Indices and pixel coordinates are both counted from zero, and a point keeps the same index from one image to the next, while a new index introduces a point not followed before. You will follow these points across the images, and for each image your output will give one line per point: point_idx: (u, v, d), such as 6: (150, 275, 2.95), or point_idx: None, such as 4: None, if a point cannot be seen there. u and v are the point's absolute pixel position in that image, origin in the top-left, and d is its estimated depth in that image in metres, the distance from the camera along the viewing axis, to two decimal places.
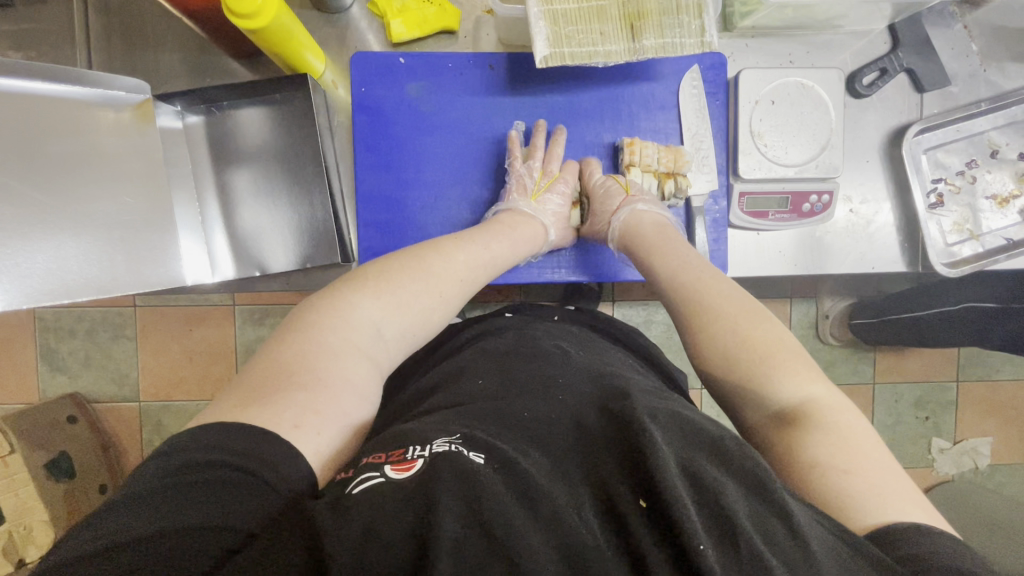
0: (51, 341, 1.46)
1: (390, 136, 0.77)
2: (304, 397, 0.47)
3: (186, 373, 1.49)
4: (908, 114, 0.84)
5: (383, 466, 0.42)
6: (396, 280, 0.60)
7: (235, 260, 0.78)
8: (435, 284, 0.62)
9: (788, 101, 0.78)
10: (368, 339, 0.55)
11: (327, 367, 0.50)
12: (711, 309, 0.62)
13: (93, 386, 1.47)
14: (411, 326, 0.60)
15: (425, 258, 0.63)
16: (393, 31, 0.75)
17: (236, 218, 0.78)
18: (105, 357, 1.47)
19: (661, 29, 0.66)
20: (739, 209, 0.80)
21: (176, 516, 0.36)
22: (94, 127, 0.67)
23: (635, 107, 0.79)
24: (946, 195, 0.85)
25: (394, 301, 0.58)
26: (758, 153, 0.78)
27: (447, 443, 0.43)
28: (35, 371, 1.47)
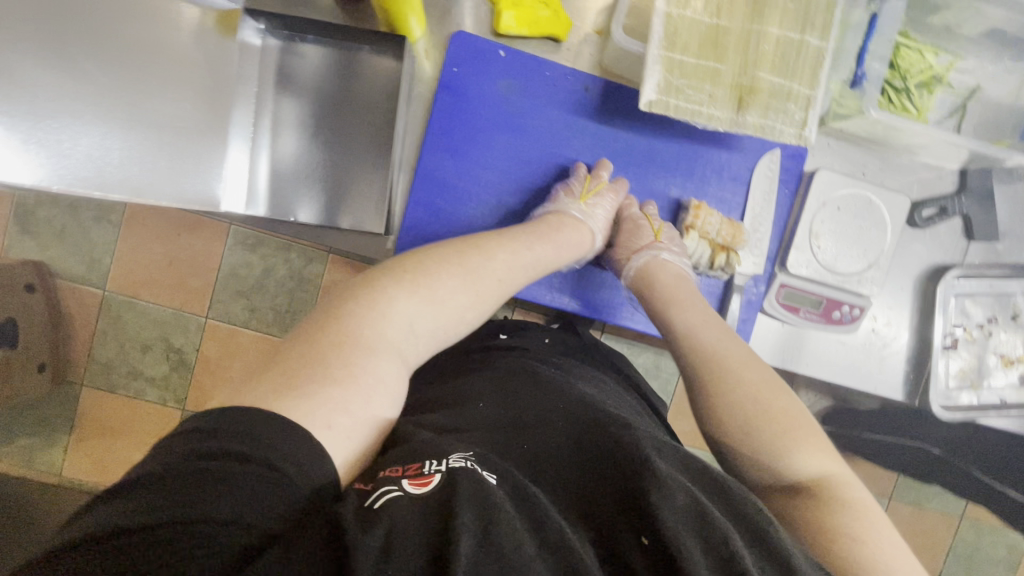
0: (30, 203, 1.38)
1: (466, 124, 0.75)
2: (333, 395, 0.45)
3: (161, 276, 1.43)
4: (951, 255, 0.87)
5: (400, 480, 0.42)
6: (431, 279, 0.58)
7: (270, 197, 0.73)
8: (472, 282, 0.61)
9: (852, 211, 0.79)
10: (400, 333, 0.53)
11: (360, 360, 0.48)
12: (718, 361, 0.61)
13: (61, 261, 1.40)
14: (441, 324, 0.58)
15: (467, 254, 0.63)
16: (502, 22, 0.73)
17: (283, 151, 0.73)
18: (82, 235, 1.40)
19: (766, 109, 0.66)
20: (776, 299, 0.81)
21: (191, 504, 0.33)
22: (172, 22, 0.63)
23: (708, 172, 0.79)
24: (961, 341, 0.88)
25: (429, 294, 0.57)
26: (810, 253, 0.79)
27: (463, 460, 0.44)
28: (4, 228, 1.38)
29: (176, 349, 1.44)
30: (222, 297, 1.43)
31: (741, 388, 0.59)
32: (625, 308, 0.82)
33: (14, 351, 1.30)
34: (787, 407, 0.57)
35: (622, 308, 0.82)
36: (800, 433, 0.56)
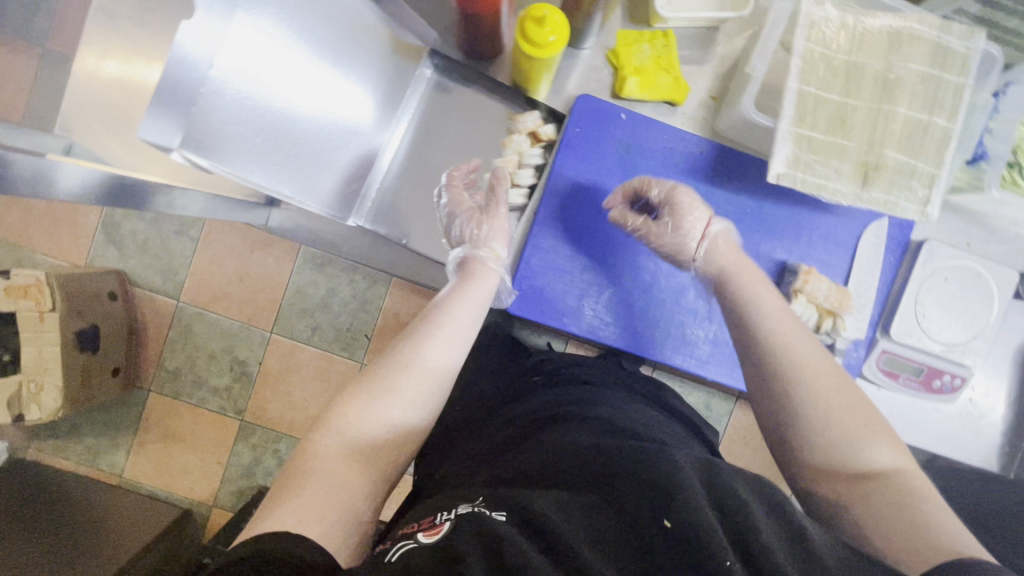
0: (118, 216, 1.45)
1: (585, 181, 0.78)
2: (302, 495, 0.47)
3: (232, 290, 1.46)
4: None
5: (417, 534, 0.46)
6: (389, 367, 0.59)
7: (388, 219, 0.82)
8: (416, 371, 0.59)
9: (958, 282, 0.80)
10: (378, 425, 0.54)
11: (312, 475, 0.49)
12: (796, 368, 0.58)
13: (142, 272, 1.46)
14: (414, 400, 0.58)
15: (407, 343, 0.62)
16: (625, 87, 0.77)
17: (406, 182, 0.82)
18: (162, 249, 1.46)
19: (890, 186, 0.68)
20: (876, 364, 0.82)
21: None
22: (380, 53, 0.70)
23: (815, 236, 0.81)
24: None
25: (390, 389, 0.58)
26: (916, 322, 0.79)
27: (471, 506, 0.47)
28: (91, 237, 1.45)
29: (241, 363, 1.46)
30: (289, 313, 1.45)
31: (806, 353, 0.58)
32: (723, 367, 0.80)
33: (95, 356, 1.29)
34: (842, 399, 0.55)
35: (721, 368, 0.80)
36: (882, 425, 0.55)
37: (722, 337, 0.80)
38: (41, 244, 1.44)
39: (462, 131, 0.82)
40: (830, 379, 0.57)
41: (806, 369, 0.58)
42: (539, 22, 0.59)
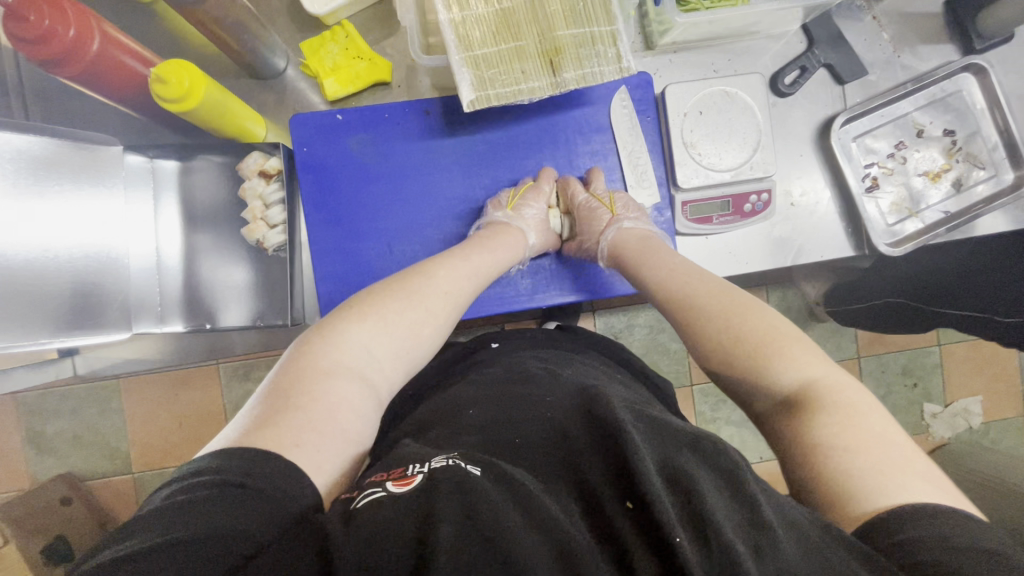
0: (37, 424, 1.40)
1: (337, 192, 0.79)
2: (303, 418, 0.48)
3: (178, 437, 1.42)
4: (832, 106, 0.88)
5: (384, 482, 0.42)
6: (381, 309, 0.60)
7: (186, 312, 0.78)
8: (419, 301, 0.63)
9: (714, 110, 0.81)
10: (362, 367, 0.56)
11: (310, 389, 0.51)
12: (738, 342, 0.60)
13: (86, 464, 1.40)
14: (399, 350, 0.61)
15: (408, 281, 0.65)
16: (328, 90, 0.78)
17: (196, 272, 0.79)
18: (93, 433, 1.40)
19: (579, 61, 0.68)
20: (684, 218, 0.84)
21: (183, 527, 0.37)
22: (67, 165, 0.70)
23: (570, 133, 0.83)
24: (880, 177, 0.89)
25: (382, 321, 0.60)
26: (694, 162, 0.81)
27: (446, 458, 0.43)
28: (24, 457, 1.40)
29: None
30: None
31: (750, 322, 0.61)
32: (550, 289, 0.85)
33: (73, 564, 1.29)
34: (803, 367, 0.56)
35: (550, 292, 0.85)
36: (801, 342, 0.59)
37: (535, 264, 0.85)
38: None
39: (230, 202, 0.80)
40: (741, 346, 0.60)
41: (726, 312, 0.63)
42: (165, 78, 0.60)
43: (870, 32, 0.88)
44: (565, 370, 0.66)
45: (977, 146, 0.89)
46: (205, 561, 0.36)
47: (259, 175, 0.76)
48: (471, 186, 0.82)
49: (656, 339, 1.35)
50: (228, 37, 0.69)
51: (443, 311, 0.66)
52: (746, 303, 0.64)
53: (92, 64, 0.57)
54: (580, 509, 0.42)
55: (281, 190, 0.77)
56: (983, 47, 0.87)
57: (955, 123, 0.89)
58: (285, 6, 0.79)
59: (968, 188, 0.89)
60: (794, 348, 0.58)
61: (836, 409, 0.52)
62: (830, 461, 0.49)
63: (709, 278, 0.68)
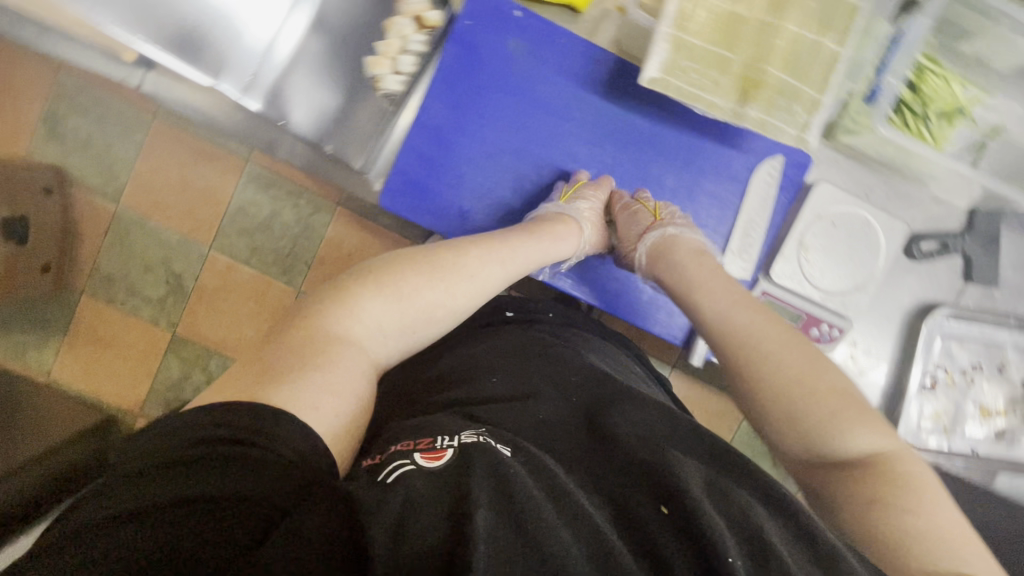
0: (61, 109, 1.37)
1: (471, 77, 0.75)
2: (320, 376, 0.44)
3: (174, 200, 1.41)
4: (944, 294, 0.84)
5: (412, 453, 0.41)
6: (416, 278, 0.56)
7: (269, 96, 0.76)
8: (456, 276, 0.59)
9: (846, 230, 0.77)
10: (381, 329, 0.53)
11: (336, 350, 0.47)
12: (786, 391, 0.52)
13: (83, 172, 1.39)
14: (410, 324, 0.55)
15: (459, 251, 0.61)
16: None
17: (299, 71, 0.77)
18: (106, 149, 1.39)
19: (770, 107, 0.65)
20: None
21: (211, 486, 0.34)
22: None
23: (707, 165, 0.78)
24: (940, 384, 0.86)
25: (431, 266, 0.58)
26: (796, 263, 0.78)
27: (474, 435, 0.43)
28: (32, 130, 1.39)
29: (176, 276, 1.43)
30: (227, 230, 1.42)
31: (783, 368, 0.53)
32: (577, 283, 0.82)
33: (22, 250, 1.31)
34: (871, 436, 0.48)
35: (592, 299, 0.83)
36: (861, 411, 0.49)
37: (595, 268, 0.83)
38: None
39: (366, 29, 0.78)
40: (803, 401, 0.51)
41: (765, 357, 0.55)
42: None
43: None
44: (600, 363, 0.64)
45: None
46: (214, 546, 0.31)
47: (414, 20, 0.74)
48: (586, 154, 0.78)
49: None
50: None
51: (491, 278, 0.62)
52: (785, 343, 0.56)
53: None
54: (613, 513, 0.40)
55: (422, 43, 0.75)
56: None
57: None
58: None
59: (1007, 443, 0.86)
60: (855, 419, 0.49)
61: (894, 484, 0.44)
62: (876, 518, 0.42)
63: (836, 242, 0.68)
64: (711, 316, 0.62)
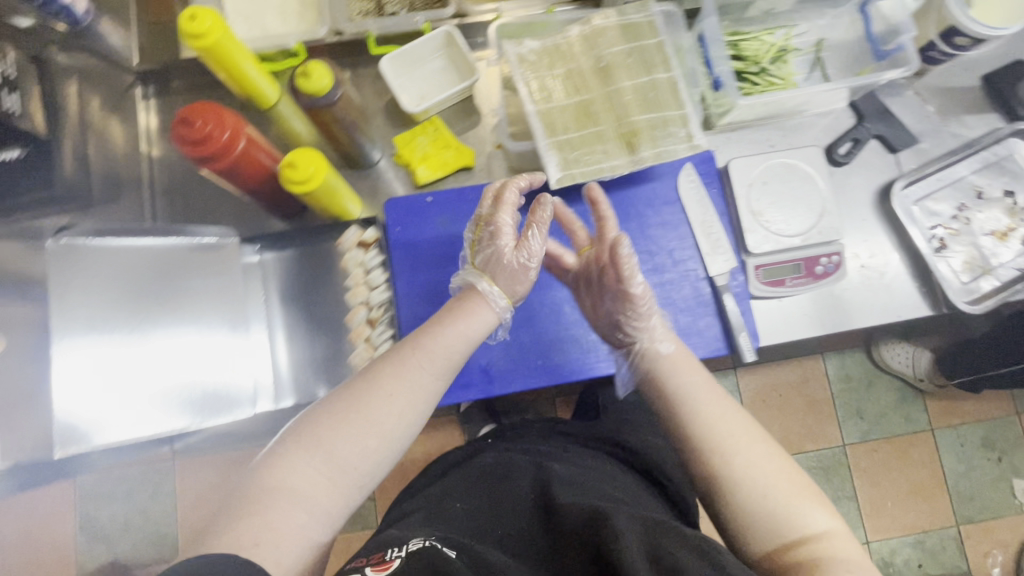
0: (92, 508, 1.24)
1: (424, 262, 0.84)
2: (254, 528, 0.48)
3: None
4: (887, 173, 0.92)
5: (365, 566, 0.50)
6: (331, 423, 0.54)
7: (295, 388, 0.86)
8: (428, 364, 0.59)
9: (777, 180, 0.86)
10: (322, 469, 0.53)
11: (266, 502, 0.50)
12: (770, 487, 0.55)
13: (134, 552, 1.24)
14: (373, 449, 0.55)
15: (361, 401, 0.56)
16: (419, 176, 0.87)
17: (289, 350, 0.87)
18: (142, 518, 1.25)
19: (655, 140, 0.76)
20: (758, 281, 0.84)
21: None
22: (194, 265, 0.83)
23: (641, 206, 0.87)
24: (947, 238, 0.90)
25: (327, 454, 0.53)
26: (762, 229, 0.85)
27: (422, 541, 0.52)
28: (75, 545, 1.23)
29: None
30: None
31: (757, 472, 0.56)
32: (614, 357, 0.82)
33: None
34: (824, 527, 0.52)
35: (581, 361, 0.83)
36: (815, 491, 0.56)
37: None
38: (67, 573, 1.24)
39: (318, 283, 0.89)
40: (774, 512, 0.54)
41: (739, 466, 0.56)
42: (295, 163, 0.68)
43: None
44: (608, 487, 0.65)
45: None
46: None
47: (359, 245, 0.83)
48: None
49: None
50: (342, 136, 0.79)
51: (435, 386, 0.61)
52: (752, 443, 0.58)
53: (232, 163, 0.66)
54: None
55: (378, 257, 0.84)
56: None
57: (1012, 184, 0.92)
58: (396, 122, 0.91)
59: None
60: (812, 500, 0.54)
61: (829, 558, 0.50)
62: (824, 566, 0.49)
63: (759, 461, 0.56)
64: (736, 476, 0.56)
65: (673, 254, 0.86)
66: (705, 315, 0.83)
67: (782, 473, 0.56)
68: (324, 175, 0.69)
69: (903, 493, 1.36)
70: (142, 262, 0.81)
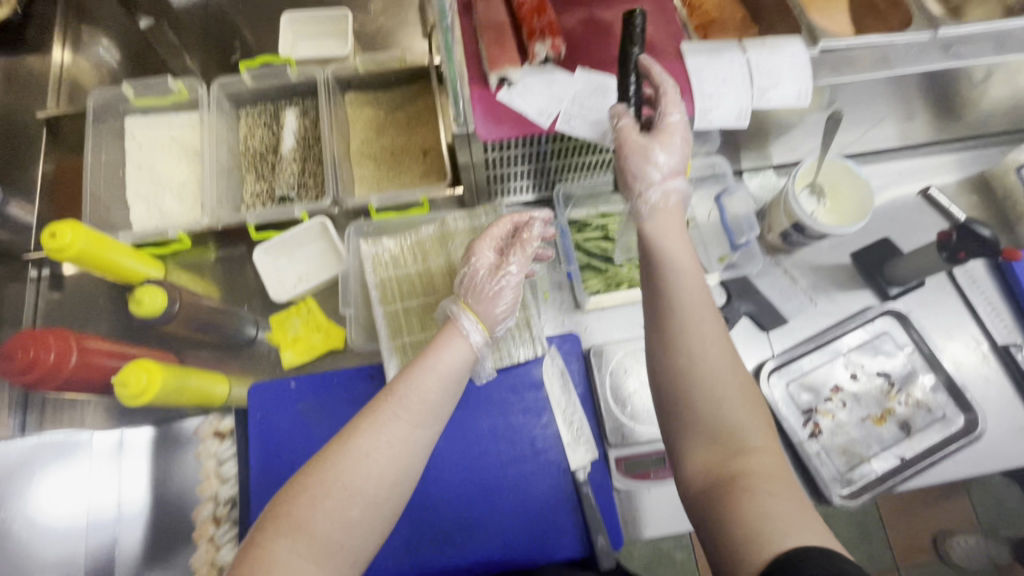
0: None
1: (280, 454, 0.82)
2: None
3: None
4: (761, 351, 0.93)
5: None
6: (309, 484, 0.56)
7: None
8: (402, 413, 0.60)
9: (637, 367, 0.88)
10: (307, 548, 0.54)
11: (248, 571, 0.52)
12: (772, 516, 0.47)
13: None
14: (369, 502, 0.57)
15: (334, 458, 0.57)
16: (285, 360, 0.89)
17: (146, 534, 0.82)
18: None
19: (498, 349, 0.83)
20: (619, 473, 0.83)
21: None
22: (45, 465, 0.83)
23: (505, 392, 0.86)
24: (823, 421, 0.88)
25: (316, 502, 0.55)
26: (621, 418, 0.86)
27: None
28: None
29: None
30: None
31: (773, 508, 0.48)
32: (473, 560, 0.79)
33: None
34: (786, 493, 0.49)
35: (439, 560, 0.79)
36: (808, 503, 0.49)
37: (474, 521, 0.80)
38: None
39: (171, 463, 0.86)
40: (729, 511, 0.49)
41: (750, 480, 0.50)
42: (127, 379, 0.71)
43: (742, 85, 0.71)
44: None
45: (914, 386, 0.90)
46: None
47: (214, 435, 0.84)
48: None
49: (641, 559, 1.23)
50: (196, 331, 0.84)
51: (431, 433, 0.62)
52: (772, 478, 0.51)
53: (67, 376, 0.70)
54: None
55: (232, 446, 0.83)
56: (896, 290, 0.95)
57: (886, 364, 0.91)
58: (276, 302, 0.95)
59: (917, 430, 0.87)
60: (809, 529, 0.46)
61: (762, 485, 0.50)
62: (750, 503, 0.49)
63: (777, 509, 0.48)
64: (767, 509, 0.48)
65: (536, 443, 0.83)
66: (566, 510, 0.80)
67: (780, 472, 0.52)
68: (157, 383, 0.72)
69: None
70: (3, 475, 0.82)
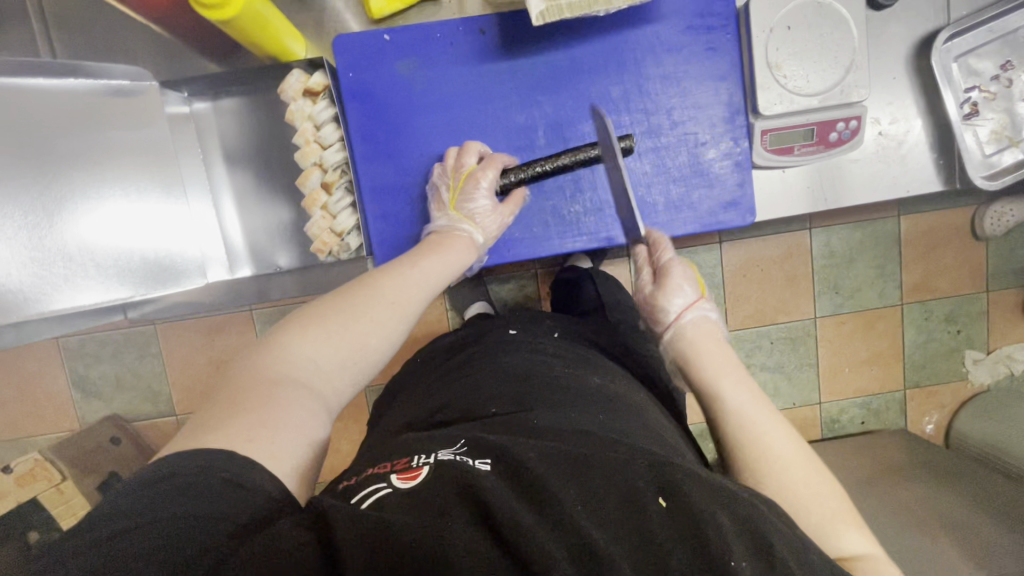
0: (82, 368, 1.15)
1: (385, 121, 0.72)
2: (252, 420, 0.43)
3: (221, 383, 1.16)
4: (934, 20, 0.78)
5: (389, 476, 0.42)
6: (310, 333, 0.51)
7: (251, 254, 0.82)
8: (387, 309, 0.56)
9: (805, 25, 0.72)
10: (300, 381, 0.49)
11: (249, 390, 0.46)
12: (807, 495, 0.50)
13: (130, 409, 1.17)
14: (365, 346, 0.54)
15: (348, 297, 0.55)
16: (372, 7, 0.72)
17: (247, 207, 0.81)
18: (132, 377, 1.16)
19: None
20: (762, 149, 0.76)
21: (179, 508, 0.36)
22: (107, 116, 0.68)
23: (641, 54, 0.73)
24: (981, 103, 0.80)
25: (328, 339, 0.52)
26: (778, 86, 0.73)
27: (453, 453, 0.43)
28: (71, 400, 1.16)
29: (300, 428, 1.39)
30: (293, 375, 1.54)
31: (802, 476, 0.51)
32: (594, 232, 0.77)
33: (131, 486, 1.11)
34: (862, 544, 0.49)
35: (564, 241, 0.77)
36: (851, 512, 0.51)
37: (600, 200, 0.76)
38: (30, 428, 1.18)
39: (259, 137, 0.80)
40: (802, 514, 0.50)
41: (778, 458, 0.53)
42: None
43: None
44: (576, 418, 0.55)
45: None
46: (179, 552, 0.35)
47: (304, 94, 0.70)
48: (529, 115, 0.74)
49: None
50: None
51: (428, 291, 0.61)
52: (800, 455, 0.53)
53: None
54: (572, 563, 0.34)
55: (329, 108, 0.71)
56: None
57: None
58: None
59: None
60: (848, 522, 0.49)
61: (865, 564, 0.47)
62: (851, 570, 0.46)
63: (796, 461, 0.52)
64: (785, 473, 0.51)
65: (673, 116, 0.75)
66: (700, 185, 0.76)
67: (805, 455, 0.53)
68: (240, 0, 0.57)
69: (859, 362, 1.18)
70: (52, 110, 0.65)
